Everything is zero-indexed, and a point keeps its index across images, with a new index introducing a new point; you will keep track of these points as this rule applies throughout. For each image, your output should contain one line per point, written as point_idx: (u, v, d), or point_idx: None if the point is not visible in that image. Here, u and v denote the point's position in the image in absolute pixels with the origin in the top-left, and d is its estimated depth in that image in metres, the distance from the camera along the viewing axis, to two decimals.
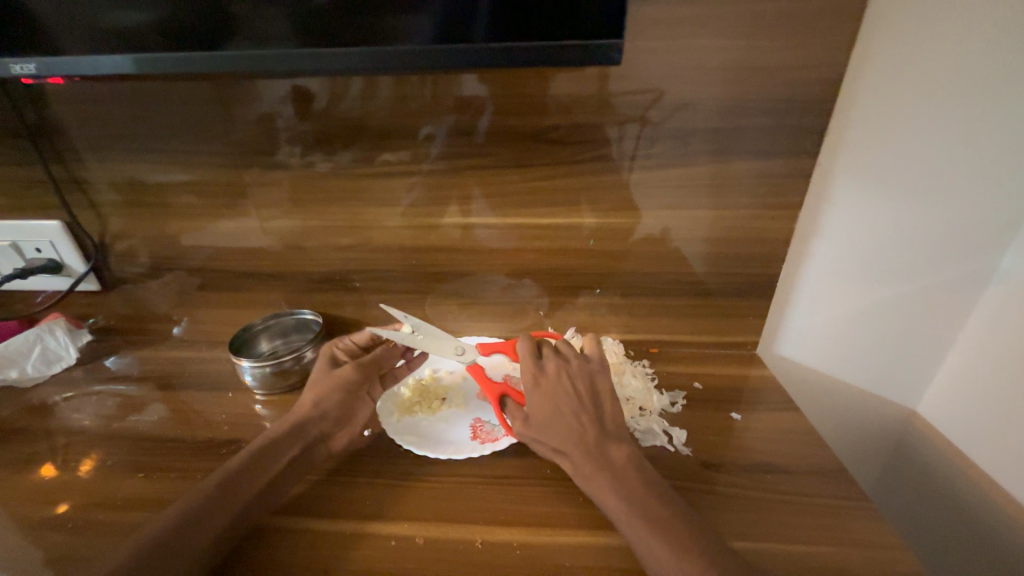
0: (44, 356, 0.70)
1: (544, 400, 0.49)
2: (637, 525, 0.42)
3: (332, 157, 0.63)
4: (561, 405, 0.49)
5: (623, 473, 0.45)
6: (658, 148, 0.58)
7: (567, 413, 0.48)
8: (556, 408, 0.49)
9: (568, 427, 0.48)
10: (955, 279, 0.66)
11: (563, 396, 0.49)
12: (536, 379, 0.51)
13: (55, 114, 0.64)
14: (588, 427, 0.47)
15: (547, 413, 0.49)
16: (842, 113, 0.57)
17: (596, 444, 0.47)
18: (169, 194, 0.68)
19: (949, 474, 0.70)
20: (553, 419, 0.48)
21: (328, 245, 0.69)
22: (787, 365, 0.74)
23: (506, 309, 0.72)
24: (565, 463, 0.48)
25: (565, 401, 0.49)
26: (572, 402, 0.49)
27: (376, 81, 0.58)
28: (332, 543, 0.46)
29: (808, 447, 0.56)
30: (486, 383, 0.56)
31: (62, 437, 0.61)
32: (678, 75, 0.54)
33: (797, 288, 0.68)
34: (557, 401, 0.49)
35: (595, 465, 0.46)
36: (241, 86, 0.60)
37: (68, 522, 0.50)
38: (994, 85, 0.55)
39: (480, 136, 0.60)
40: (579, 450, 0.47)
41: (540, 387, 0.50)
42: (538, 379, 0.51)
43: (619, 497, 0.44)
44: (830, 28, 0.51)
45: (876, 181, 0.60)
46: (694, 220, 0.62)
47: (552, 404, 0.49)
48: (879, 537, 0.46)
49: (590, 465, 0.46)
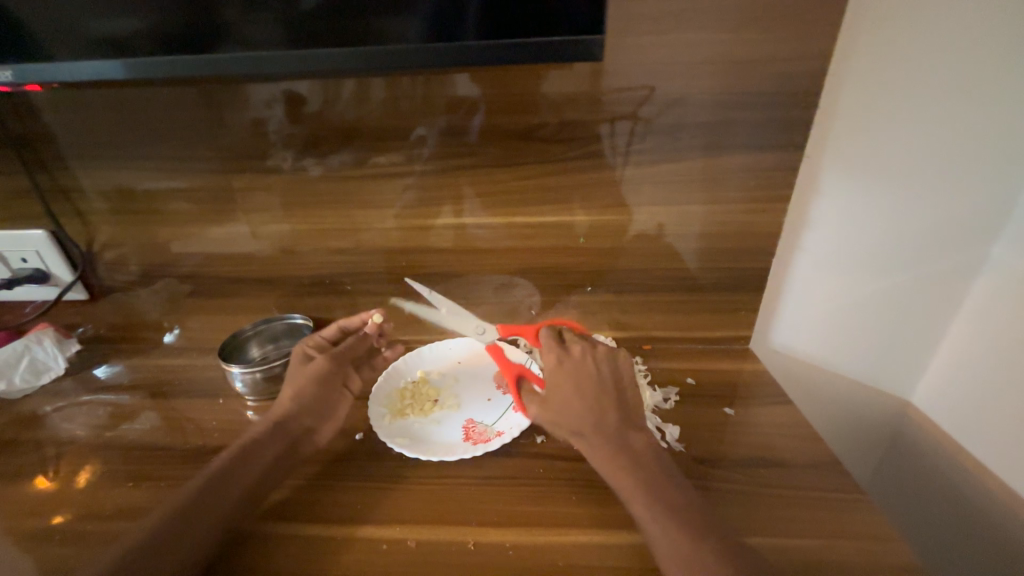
0: (33, 366, 0.70)
1: (569, 382, 0.49)
2: (649, 517, 0.42)
3: (322, 161, 0.63)
4: (586, 387, 0.49)
5: (641, 460, 0.45)
6: (648, 144, 0.58)
7: (591, 397, 0.48)
8: (582, 390, 0.48)
9: (593, 411, 0.48)
10: (947, 269, 0.66)
11: (590, 378, 0.49)
12: (562, 361, 0.51)
13: (41, 123, 0.64)
14: (611, 411, 0.48)
15: (571, 397, 0.48)
16: (829, 104, 0.57)
17: (617, 429, 0.47)
18: (158, 200, 0.68)
19: (945, 466, 0.70)
20: (576, 403, 0.48)
21: (320, 248, 0.69)
22: (780, 359, 0.74)
23: (499, 309, 0.71)
24: (582, 448, 0.48)
25: (589, 383, 0.49)
26: (596, 385, 0.49)
27: (366, 83, 0.57)
28: (323, 549, 0.46)
29: (805, 440, 0.56)
30: (505, 362, 0.57)
31: (52, 448, 0.60)
32: (667, 71, 0.54)
33: (789, 282, 0.68)
34: (582, 383, 0.49)
35: (614, 447, 0.46)
36: (228, 90, 0.59)
37: (58, 534, 0.49)
38: (980, 73, 0.55)
39: (472, 136, 0.60)
40: (602, 433, 0.47)
41: (566, 371, 0.50)
42: (565, 361, 0.51)
43: (631, 488, 0.43)
44: (820, 19, 0.51)
45: (865, 172, 0.60)
46: (684, 216, 0.62)
47: (577, 386, 0.49)
48: (876, 529, 0.46)
49: (610, 449, 0.46)
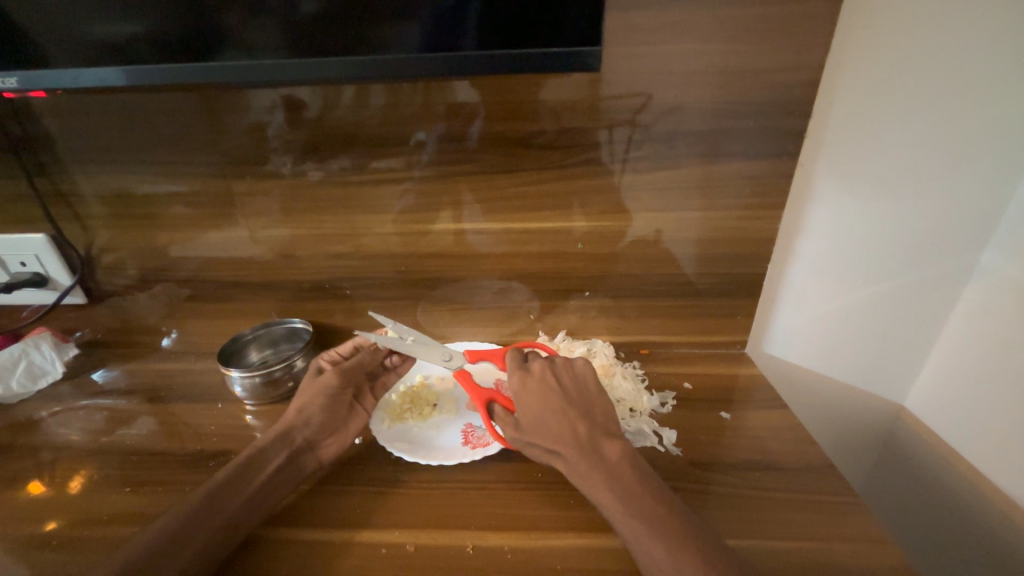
0: (29, 370, 0.70)
1: (533, 399, 0.50)
2: (633, 528, 0.42)
3: (322, 165, 0.63)
4: (550, 403, 0.49)
5: (618, 472, 0.45)
6: (645, 152, 0.59)
7: (557, 411, 0.48)
8: (546, 407, 0.49)
9: (561, 428, 0.47)
10: (939, 276, 0.67)
11: (554, 396, 0.49)
12: (524, 381, 0.51)
13: (41, 128, 0.64)
14: (580, 425, 0.48)
15: (538, 414, 0.49)
16: (821, 113, 0.58)
17: (590, 442, 0.47)
18: (157, 205, 0.68)
19: (938, 468, 0.71)
20: (543, 419, 0.48)
21: (318, 253, 0.69)
22: (775, 363, 0.75)
23: (498, 314, 0.72)
24: (561, 465, 0.48)
25: (553, 398, 0.49)
26: (561, 400, 0.49)
27: (366, 89, 0.58)
28: (322, 553, 0.46)
29: (800, 443, 0.56)
30: (474, 389, 0.56)
31: (48, 453, 0.60)
32: (664, 80, 0.55)
33: (784, 287, 0.69)
34: (546, 399, 0.49)
35: (591, 462, 0.46)
36: (229, 96, 0.60)
37: (55, 539, 0.49)
38: (969, 85, 0.56)
39: (471, 141, 0.60)
40: (574, 447, 0.47)
41: (527, 387, 0.51)
42: (525, 379, 0.51)
43: (613, 499, 0.44)
44: (815, 29, 0.52)
45: (857, 179, 0.61)
46: (681, 222, 0.63)
47: (542, 402, 0.49)
48: (872, 531, 0.47)
49: (586, 464, 0.46)
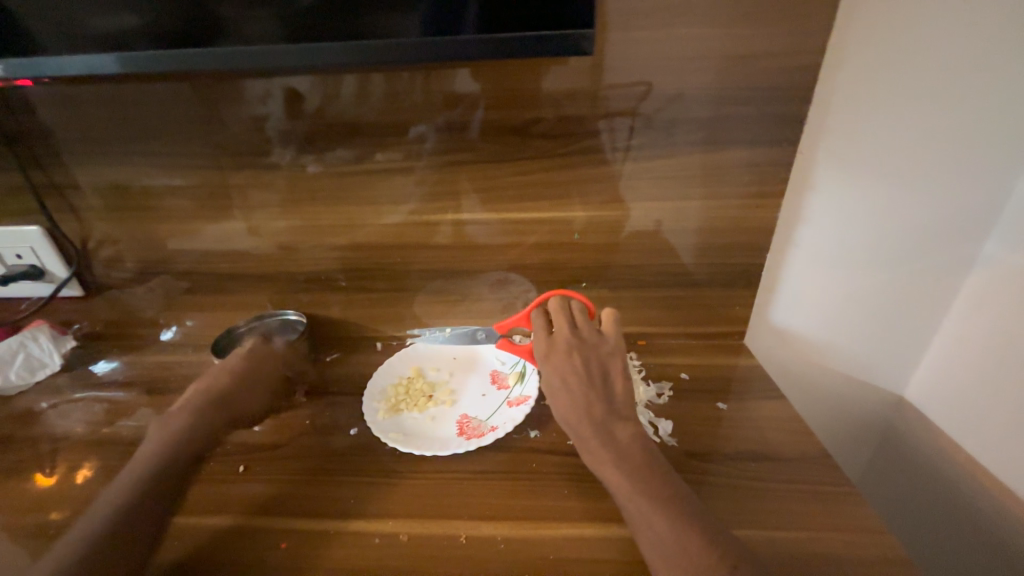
0: (28, 363, 0.70)
1: (554, 375, 0.51)
2: (639, 507, 0.42)
3: (319, 157, 0.63)
4: (569, 382, 0.50)
5: (628, 453, 0.45)
6: (644, 140, 0.58)
7: (576, 392, 0.49)
8: (564, 383, 0.50)
9: (576, 406, 0.49)
10: (939, 265, 0.66)
11: (572, 372, 0.50)
12: (548, 354, 0.52)
13: (36, 119, 0.64)
14: (596, 404, 0.48)
15: (557, 389, 0.50)
16: (823, 100, 0.57)
17: (603, 422, 0.47)
18: (152, 197, 0.68)
19: (938, 462, 0.71)
20: (560, 394, 0.50)
21: (315, 244, 0.69)
22: (774, 355, 0.74)
23: (495, 305, 0.71)
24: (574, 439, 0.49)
25: (576, 376, 0.50)
26: (581, 380, 0.49)
27: (362, 79, 0.57)
28: (315, 543, 0.46)
29: (798, 434, 0.56)
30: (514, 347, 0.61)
31: (48, 444, 0.61)
32: (664, 67, 0.54)
33: (782, 277, 0.68)
34: (566, 378, 0.50)
35: (602, 441, 0.46)
36: (223, 86, 0.59)
37: (55, 528, 0.50)
38: (974, 72, 0.55)
39: (469, 132, 0.60)
40: (587, 427, 0.47)
41: (551, 361, 0.51)
42: (550, 353, 0.52)
43: (620, 476, 0.44)
44: (818, 13, 0.51)
45: (857, 168, 0.60)
46: (678, 211, 0.62)
47: (560, 378, 0.50)
48: (870, 522, 0.47)
49: (596, 442, 0.46)
